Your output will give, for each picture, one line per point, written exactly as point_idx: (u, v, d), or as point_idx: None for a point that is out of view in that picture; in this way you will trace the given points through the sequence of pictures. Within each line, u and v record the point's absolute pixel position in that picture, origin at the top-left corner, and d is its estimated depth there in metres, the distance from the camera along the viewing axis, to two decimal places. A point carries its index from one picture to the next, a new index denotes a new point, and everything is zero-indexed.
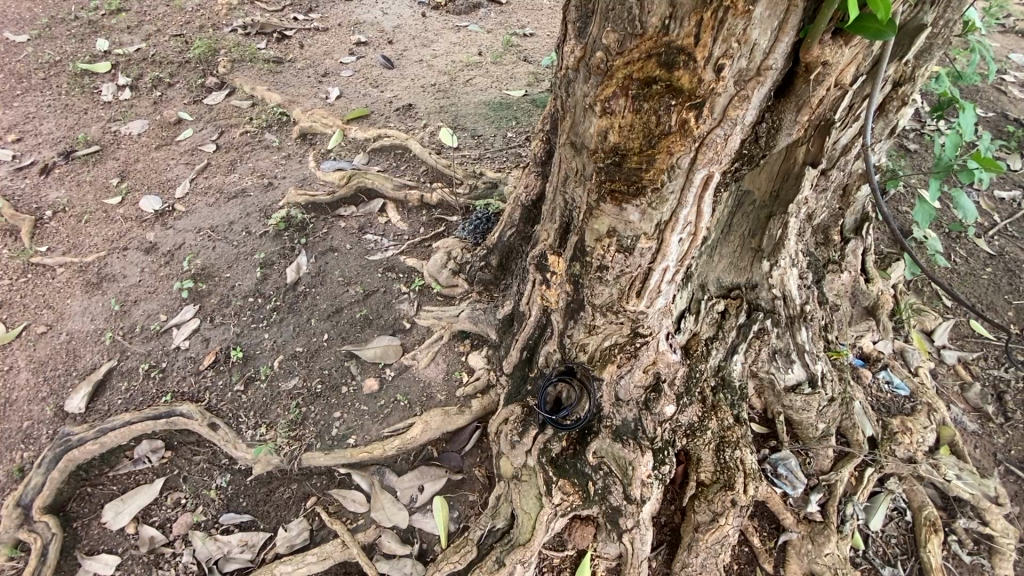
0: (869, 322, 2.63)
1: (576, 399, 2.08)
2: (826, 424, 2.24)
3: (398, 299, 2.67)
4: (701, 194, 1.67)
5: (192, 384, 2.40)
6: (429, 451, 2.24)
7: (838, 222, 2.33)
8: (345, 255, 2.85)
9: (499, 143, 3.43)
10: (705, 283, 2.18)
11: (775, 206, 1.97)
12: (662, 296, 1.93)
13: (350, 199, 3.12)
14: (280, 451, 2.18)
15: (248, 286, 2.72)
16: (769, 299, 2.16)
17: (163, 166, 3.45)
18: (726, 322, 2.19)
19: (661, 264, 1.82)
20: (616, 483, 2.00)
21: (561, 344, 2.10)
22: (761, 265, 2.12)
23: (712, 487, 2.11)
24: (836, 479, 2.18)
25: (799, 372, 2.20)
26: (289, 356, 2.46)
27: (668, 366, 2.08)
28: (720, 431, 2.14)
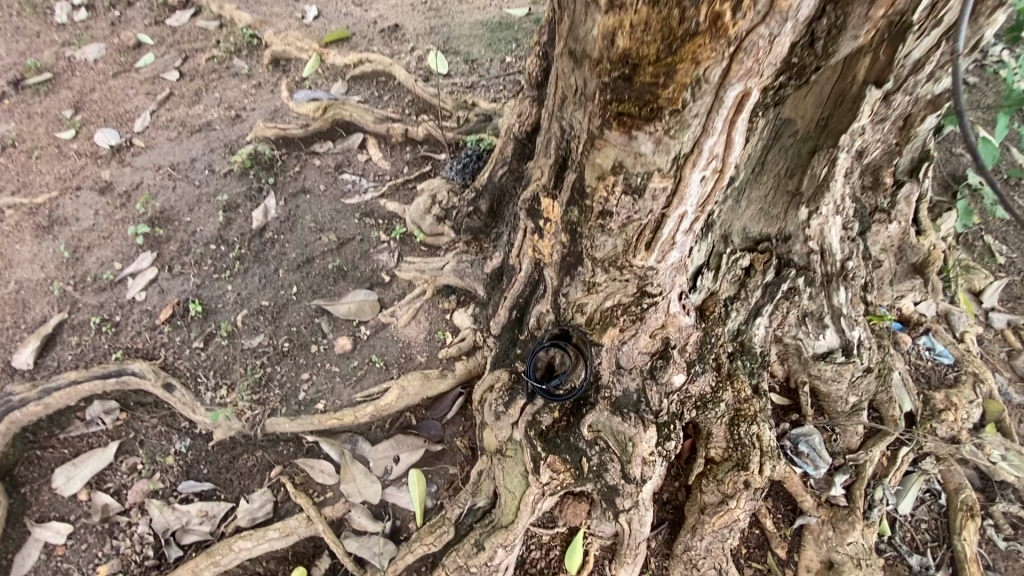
0: (915, 281, 2.27)
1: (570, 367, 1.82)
2: (859, 397, 1.95)
3: (376, 249, 2.36)
4: (733, 119, 1.31)
5: (145, 341, 2.16)
6: (406, 418, 2.00)
7: (891, 162, 1.95)
8: (318, 198, 2.53)
9: (496, 70, 2.99)
10: (728, 233, 1.86)
11: (821, 138, 1.60)
12: (677, 249, 1.63)
13: (326, 134, 2.78)
14: (242, 416, 1.99)
15: (209, 232, 2.43)
16: (804, 255, 1.81)
17: (121, 96, 3.09)
18: (750, 280, 1.88)
19: (677, 210, 1.50)
20: (614, 461, 1.78)
21: (554, 305, 1.81)
22: (797, 213, 1.76)
23: (723, 466, 1.88)
24: (866, 459, 1.92)
25: (832, 339, 1.90)
26: (253, 312, 2.21)
27: (679, 331, 1.80)
28: (735, 404, 1.88)
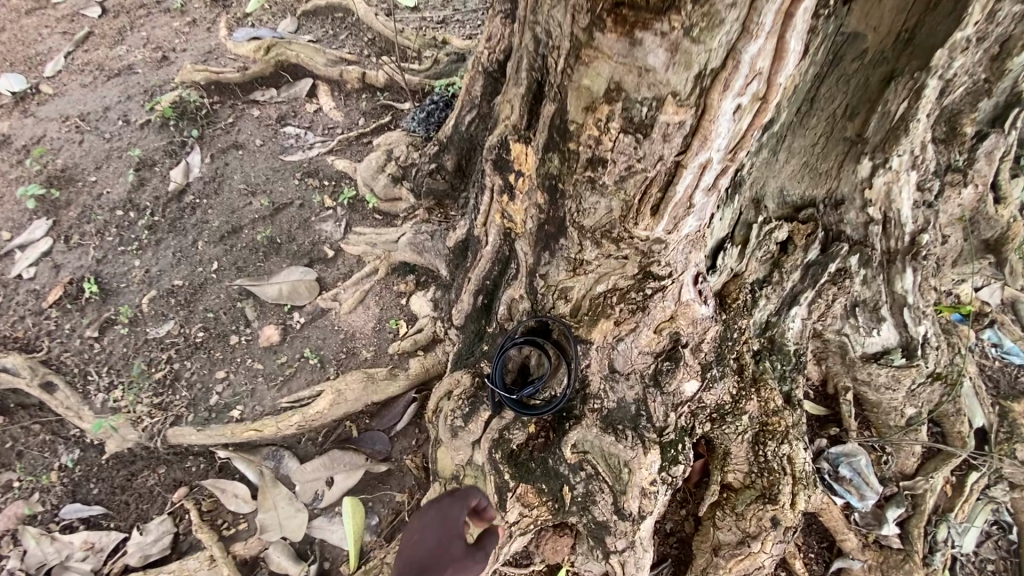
0: (986, 261, 1.83)
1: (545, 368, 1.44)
2: (917, 409, 1.54)
3: (318, 217, 1.92)
4: (790, 11, 0.86)
5: (28, 329, 1.74)
6: (345, 430, 1.60)
7: (976, 106, 1.45)
8: (252, 155, 2.08)
9: (474, 3, 2.49)
10: (761, 197, 1.41)
11: (902, 59, 1.14)
12: (694, 215, 1.19)
13: (269, 80, 2.29)
14: (139, 426, 1.57)
15: (118, 196, 1.99)
16: (859, 227, 1.38)
17: (33, 36, 2.61)
18: (786, 259, 1.43)
19: (698, 158, 1.05)
20: (605, 491, 1.38)
21: (530, 290, 1.39)
22: (855, 168, 1.31)
23: (744, 496, 1.47)
24: (926, 489, 1.51)
25: (888, 335, 1.49)
26: (163, 294, 1.78)
27: (692, 325, 1.37)
28: (761, 417, 1.46)
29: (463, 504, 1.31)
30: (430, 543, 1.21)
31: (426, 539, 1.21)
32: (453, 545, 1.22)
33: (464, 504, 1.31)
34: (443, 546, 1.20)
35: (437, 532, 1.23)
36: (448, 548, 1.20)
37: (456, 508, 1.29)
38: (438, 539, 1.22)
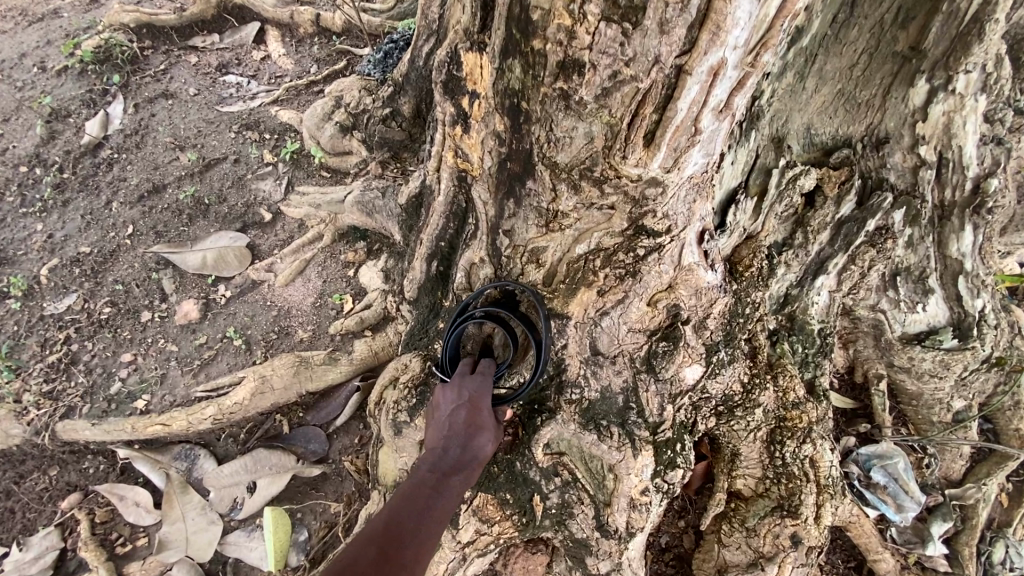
0: None
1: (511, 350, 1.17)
2: (967, 403, 1.26)
3: (255, 175, 1.63)
4: None
5: None
6: (274, 425, 1.33)
7: None
8: (184, 105, 1.79)
9: None
10: (783, 136, 1.12)
11: None
12: (701, 147, 0.91)
13: (210, 23, 1.99)
14: (23, 419, 1.31)
15: (24, 151, 1.70)
16: (907, 173, 1.10)
17: None
18: (813, 215, 1.15)
19: (707, 60, 0.77)
20: (584, 503, 1.12)
21: (493, 251, 1.11)
22: (904, 95, 1.04)
23: (756, 507, 1.20)
24: (978, 499, 1.24)
25: (935, 311, 1.21)
26: (67, 263, 1.50)
27: (695, 295, 1.09)
28: (779, 411, 1.18)
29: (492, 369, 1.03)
30: (462, 415, 0.99)
31: (456, 414, 0.99)
32: (489, 410, 1.00)
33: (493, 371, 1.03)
34: (478, 420, 0.98)
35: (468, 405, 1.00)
36: (484, 419, 0.99)
37: (484, 375, 1.03)
38: (471, 412, 0.99)
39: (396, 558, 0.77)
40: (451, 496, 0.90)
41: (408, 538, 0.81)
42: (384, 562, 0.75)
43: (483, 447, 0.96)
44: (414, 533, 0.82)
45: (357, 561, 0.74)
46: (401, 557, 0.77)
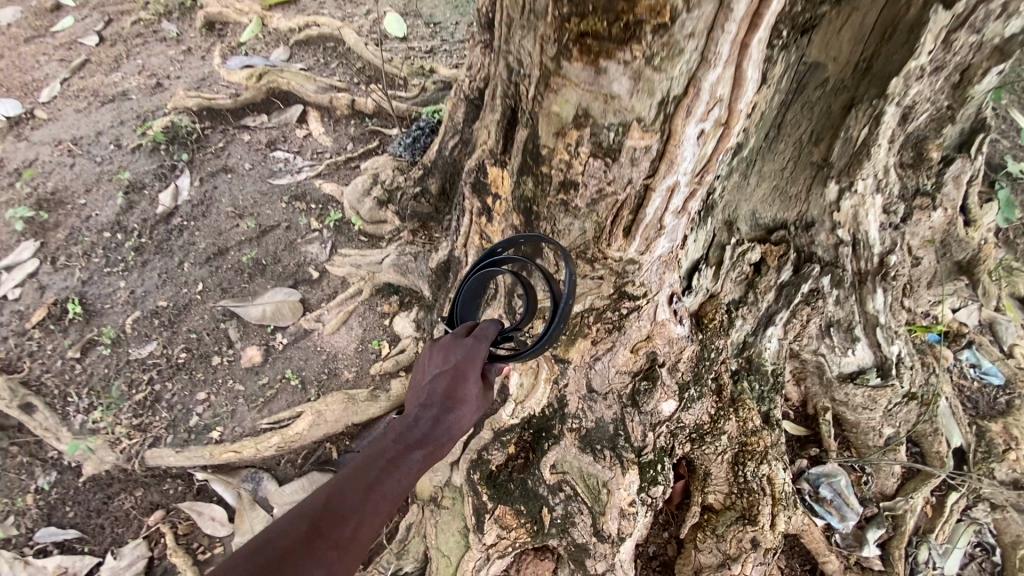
0: (960, 283, 1.87)
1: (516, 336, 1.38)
2: (895, 429, 1.54)
3: (304, 239, 1.95)
4: (746, 41, 0.90)
5: (8, 349, 1.74)
6: (325, 452, 1.61)
7: (940, 132, 1.54)
8: (241, 178, 2.12)
9: (462, 35, 2.57)
10: (734, 219, 1.44)
11: (861, 87, 1.19)
12: (666, 236, 1.22)
13: (259, 106, 2.33)
14: (117, 447, 1.59)
15: (106, 218, 2.01)
16: (830, 248, 1.42)
17: (31, 64, 2.65)
18: (760, 279, 1.46)
19: (665, 183, 1.10)
20: (584, 513, 1.39)
21: (511, 309, 1.40)
22: (822, 191, 1.36)
23: (725, 517, 1.47)
24: (905, 509, 1.51)
25: (863, 355, 1.51)
26: (146, 315, 1.79)
27: (669, 344, 1.38)
28: (741, 438, 1.46)
29: (485, 343, 1.05)
30: (442, 384, 1.01)
31: (436, 383, 1.02)
32: (471, 383, 1.01)
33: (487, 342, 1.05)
34: (458, 392, 1.00)
35: (452, 375, 1.02)
36: (464, 391, 1.00)
37: (476, 344, 1.04)
38: (453, 383, 1.01)
39: (330, 532, 0.81)
40: (410, 472, 0.93)
41: (349, 515, 0.84)
42: (315, 535, 0.79)
43: (456, 420, 0.99)
44: (356, 510, 0.85)
45: (285, 532, 0.79)
46: (336, 531, 0.81)
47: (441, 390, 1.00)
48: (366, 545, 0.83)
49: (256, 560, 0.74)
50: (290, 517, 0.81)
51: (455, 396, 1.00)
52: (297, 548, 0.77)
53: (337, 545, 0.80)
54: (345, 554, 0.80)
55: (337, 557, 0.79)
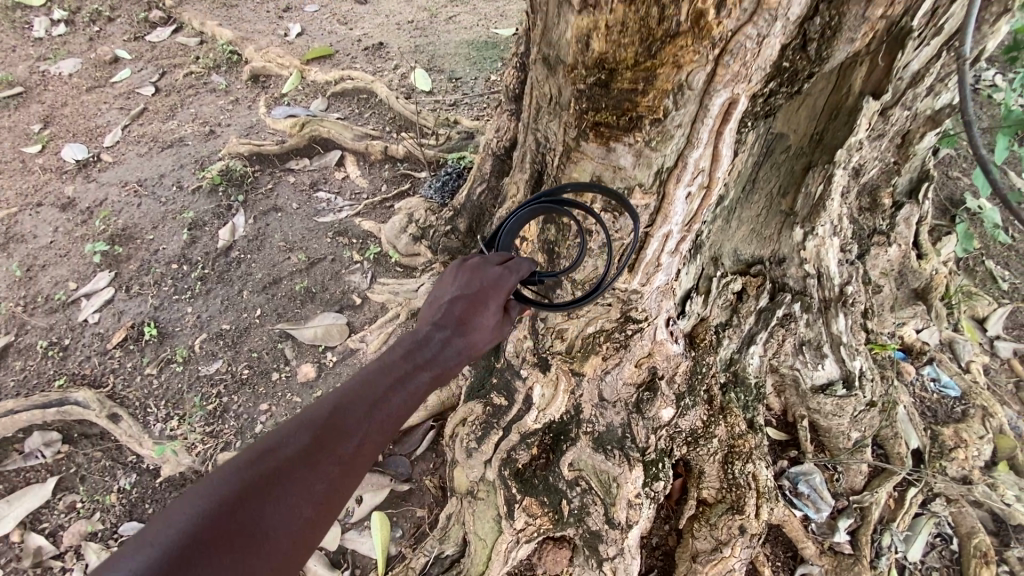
0: (917, 307, 2.16)
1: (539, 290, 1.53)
2: (861, 433, 1.81)
3: (348, 270, 2.24)
4: (720, 130, 1.20)
5: (94, 367, 2.01)
6: None
7: (890, 182, 1.85)
8: (290, 216, 2.41)
9: (480, 89, 2.91)
10: (719, 255, 1.74)
11: (816, 153, 1.50)
12: (663, 271, 1.49)
13: (302, 151, 2.64)
14: (191, 451, 1.83)
15: (172, 251, 2.29)
16: (799, 279, 1.71)
17: (93, 111, 2.96)
18: (742, 305, 1.75)
19: (661, 230, 1.37)
20: (597, 503, 1.63)
21: (532, 331, 1.62)
22: (790, 234, 1.66)
23: (716, 509, 1.72)
24: (871, 501, 1.76)
25: (832, 369, 1.78)
26: (212, 336, 2.06)
27: (667, 360, 1.65)
28: (729, 440, 1.71)
29: (516, 276, 1.20)
30: (458, 309, 1.14)
31: (453, 308, 1.14)
32: (483, 316, 1.15)
33: (517, 276, 1.21)
34: (472, 317, 1.14)
35: (469, 302, 1.16)
36: (476, 321, 1.14)
37: (496, 277, 1.18)
38: (468, 308, 1.15)
39: (334, 446, 0.88)
40: (418, 389, 1.03)
41: (354, 429, 0.92)
42: (320, 447, 0.87)
43: (464, 346, 1.13)
44: (360, 424, 0.93)
45: (290, 441, 0.85)
46: (339, 444, 0.89)
47: (456, 316, 1.13)
48: (369, 458, 0.92)
49: (256, 469, 0.80)
50: (297, 427, 0.88)
51: (467, 321, 1.14)
52: (302, 457, 0.85)
53: (339, 458, 0.88)
54: (348, 466, 0.88)
55: (338, 468, 0.87)
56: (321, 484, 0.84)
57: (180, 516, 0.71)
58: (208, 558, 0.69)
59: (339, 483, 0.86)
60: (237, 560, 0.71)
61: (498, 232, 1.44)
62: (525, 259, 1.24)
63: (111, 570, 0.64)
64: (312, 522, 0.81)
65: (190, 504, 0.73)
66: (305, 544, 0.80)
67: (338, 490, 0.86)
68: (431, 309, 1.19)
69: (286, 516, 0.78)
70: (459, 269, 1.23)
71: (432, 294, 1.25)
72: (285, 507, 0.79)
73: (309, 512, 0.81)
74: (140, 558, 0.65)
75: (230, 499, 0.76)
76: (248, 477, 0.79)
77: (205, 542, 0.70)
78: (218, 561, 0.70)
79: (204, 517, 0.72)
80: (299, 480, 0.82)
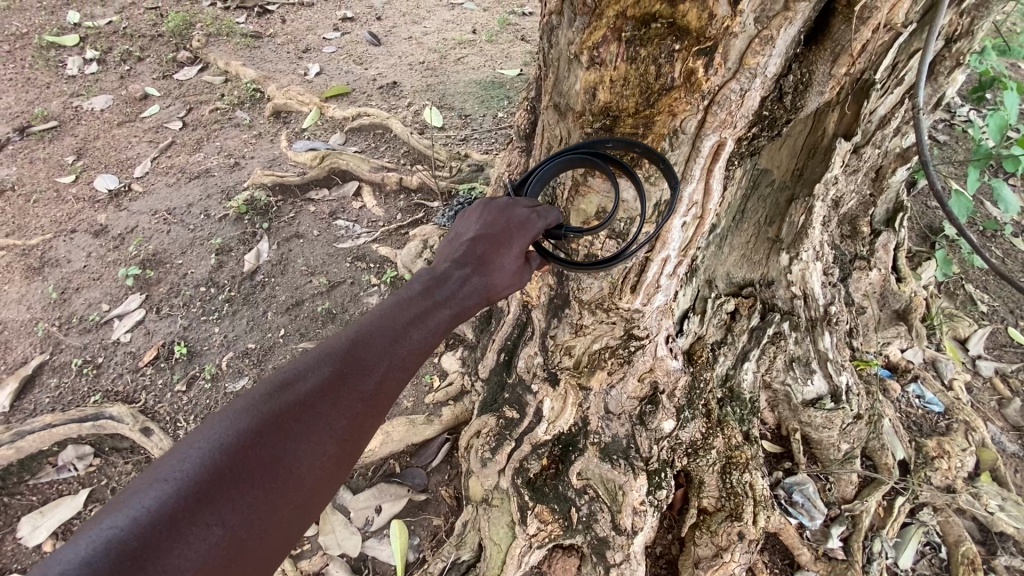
0: (900, 327, 2.30)
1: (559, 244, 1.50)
2: (851, 445, 1.92)
3: (366, 293, 2.38)
4: (710, 167, 1.38)
5: (126, 383, 2.15)
6: (389, 466, 2.00)
7: (867, 212, 2.03)
8: (311, 243, 2.57)
9: (488, 125, 3.12)
10: (712, 278, 1.90)
11: (797, 187, 1.69)
12: (662, 292, 1.63)
13: (321, 182, 2.81)
14: None
15: (200, 275, 2.44)
16: (787, 300, 1.88)
17: (123, 144, 3.15)
18: (736, 325, 1.90)
19: (661, 255, 1.51)
20: (604, 510, 1.72)
21: (542, 347, 1.77)
22: (777, 259, 1.83)
23: (716, 517, 1.81)
24: (861, 509, 1.87)
25: (820, 385, 1.92)
26: (239, 354, 2.19)
27: (667, 375, 1.79)
28: (726, 451, 1.83)
29: (543, 223, 1.25)
30: (481, 249, 1.19)
31: (476, 248, 1.19)
32: (504, 259, 1.19)
33: (544, 223, 1.26)
34: (492, 258, 1.18)
35: (491, 242, 1.20)
36: (499, 261, 1.18)
37: (522, 219, 1.23)
38: (490, 249, 1.19)
39: (352, 382, 0.92)
40: (437, 326, 1.05)
41: (373, 366, 0.95)
42: (339, 382, 0.91)
43: (485, 282, 1.16)
44: (380, 360, 0.96)
45: (309, 377, 0.89)
46: (358, 380, 0.92)
47: (478, 256, 1.18)
48: (388, 392, 0.95)
49: (273, 404, 0.84)
50: (317, 363, 0.91)
51: (487, 261, 1.18)
52: (321, 392, 0.88)
53: (358, 394, 0.91)
54: (368, 401, 0.92)
55: (358, 403, 0.91)
56: (341, 419, 0.89)
57: (202, 448, 0.76)
58: (232, 486, 0.75)
59: (357, 418, 0.90)
60: (261, 488, 0.77)
61: (529, 177, 1.38)
62: (553, 209, 1.29)
63: (136, 499, 0.69)
64: (332, 456, 0.86)
65: (212, 436, 0.77)
66: (328, 473, 0.85)
67: (358, 423, 0.91)
68: (452, 247, 1.22)
69: (306, 449, 0.83)
70: (485, 208, 1.27)
71: (454, 230, 1.28)
72: (305, 440, 0.84)
73: (329, 445, 0.86)
74: (160, 488, 0.70)
75: (250, 433, 0.80)
76: (267, 412, 0.83)
77: (228, 473, 0.75)
78: (242, 491, 0.75)
79: (225, 449, 0.77)
80: (317, 416, 0.87)
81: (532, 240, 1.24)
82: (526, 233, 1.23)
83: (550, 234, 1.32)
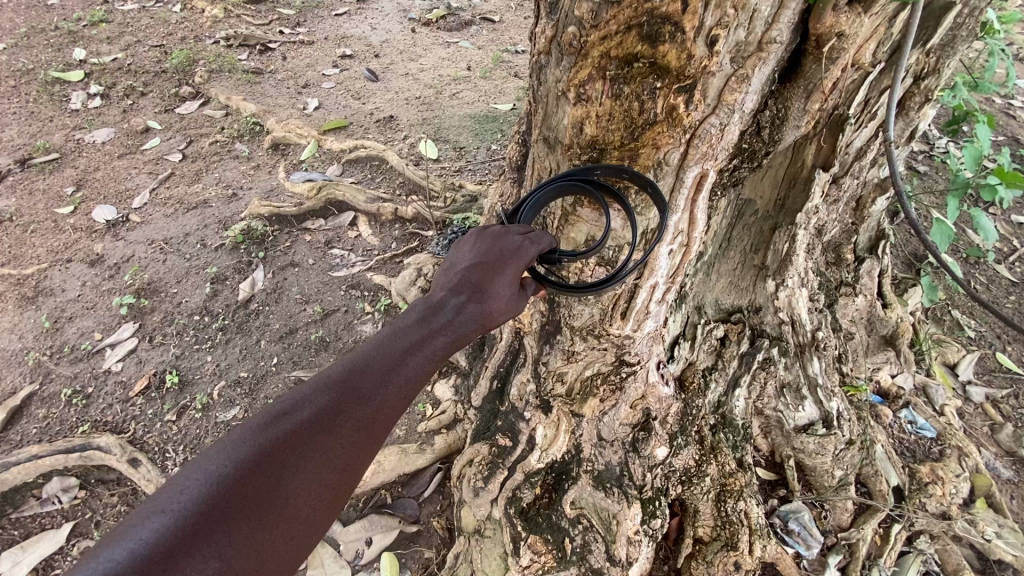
0: (889, 353, 2.32)
1: (549, 270, 1.51)
2: (844, 471, 1.92)
3: (359, 320, 2.40)
4: (694, 198, 1.43)
5: (115, 414, 2.13)
6: (380, 497, 1.99)
7: (850, 240, 2.09)
8: (306, 271, 2.60)
9: (481, 157, 3.21)
10: (701, 305, 1.95)
11: (780, 216, 1.74)
12: (652, 318, 1.65)
13: (317, 212, 2.86)
14: None
15: (195, 303, 2.45)
16: (775, 325, 1.91)
17: (123, 175, 3.20)
18: (726, 350, 1.92)
19: (649, 281, 1.54)
20: (598, 541, 1.69)
21: (534, 374, 1.78)
22: (764, 285, 1.88)
23: (712, 547, 1.76)
24: (858, 538, 1.86)
25: (811, 410, 1.92)
26: (231, 383, 2.19)
27: (659, 402, 1.78)
28: (720, 478, 1.80)
29: (534, 249, 1.29)
30: (474, 275, 1.21)
31: (470, 275, 1.21)
32: (499, 283, 1.21)
33: (537, 249, 1.30)
34: (487, 284, 1.20)
35: (486, 268, 1.23)
36: (493, 286, 1.20)
37: (515, 245, 1.27)
38: (484, 276, 1.21)
39: (348, 411, 0.93)
40: (434, 352, 1.07)
41: (368, 395, 0.96)
42: (336, 411, 0.92)
43: (480, 307, 1.17)
44: (376, 389, 0.97)
45: (306, 408, 0.90)
46: (354, 409, 0.93)
47: (472, 282, 1.20)
48: (384, 419, 0.96)
49: (270, 434, 0.85)
50: (314, 393, 0.93)
51: (483, 288, 1.20)
52: (318, 422, 0.89)
53: (355, 422, 0.92)
54: (364, 429, 0.93)
55: (355, 433, 0.92)
56: (338, 448, 0.89)
57: (199, 479, 0.76)
58: (229, 517, 0.74)
59: (354, 447, 0.91)
60: (257, 519, 0.77)
61: (521, 205, 1.43)
62: (545, 235, 1.34)
63: (132, 532, 0.68)
64: (331, 486, 0.86)
65: (208, 469, 0.78)
66: (324, 503, 0.85)
67: (355, 453, 0.91)
68: (446, 277, 1.25)
69: (303, 479, 0.84)
70: (479, 238, 1.31)
71: (449, 260, 1.31)
72: (301, 470, 0.84)
73: (325, 475, 0.86)
74: (159, 519, 0.70)
75: (247, 464, 0.81)
76: (265, 443, 0.84)
77: (224, 505, 0.75)
78: (240, 521, 0.75)
79: (222, 480, 0.77)
80: (314, 445, 0.87)
81: (525, 265, 1.27)
82: (520, 259, 1.26)
83: (544, 259, 1.37)
